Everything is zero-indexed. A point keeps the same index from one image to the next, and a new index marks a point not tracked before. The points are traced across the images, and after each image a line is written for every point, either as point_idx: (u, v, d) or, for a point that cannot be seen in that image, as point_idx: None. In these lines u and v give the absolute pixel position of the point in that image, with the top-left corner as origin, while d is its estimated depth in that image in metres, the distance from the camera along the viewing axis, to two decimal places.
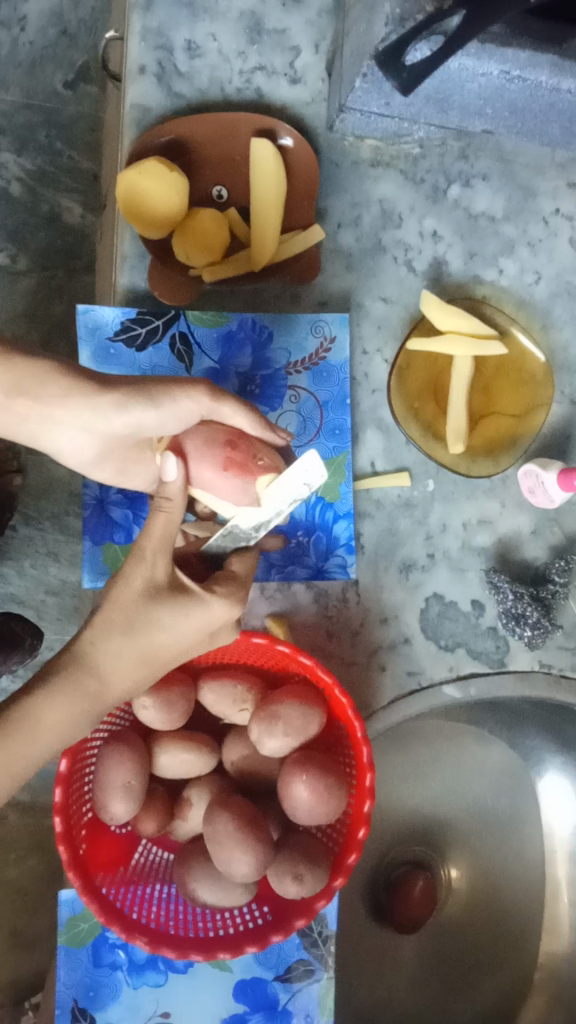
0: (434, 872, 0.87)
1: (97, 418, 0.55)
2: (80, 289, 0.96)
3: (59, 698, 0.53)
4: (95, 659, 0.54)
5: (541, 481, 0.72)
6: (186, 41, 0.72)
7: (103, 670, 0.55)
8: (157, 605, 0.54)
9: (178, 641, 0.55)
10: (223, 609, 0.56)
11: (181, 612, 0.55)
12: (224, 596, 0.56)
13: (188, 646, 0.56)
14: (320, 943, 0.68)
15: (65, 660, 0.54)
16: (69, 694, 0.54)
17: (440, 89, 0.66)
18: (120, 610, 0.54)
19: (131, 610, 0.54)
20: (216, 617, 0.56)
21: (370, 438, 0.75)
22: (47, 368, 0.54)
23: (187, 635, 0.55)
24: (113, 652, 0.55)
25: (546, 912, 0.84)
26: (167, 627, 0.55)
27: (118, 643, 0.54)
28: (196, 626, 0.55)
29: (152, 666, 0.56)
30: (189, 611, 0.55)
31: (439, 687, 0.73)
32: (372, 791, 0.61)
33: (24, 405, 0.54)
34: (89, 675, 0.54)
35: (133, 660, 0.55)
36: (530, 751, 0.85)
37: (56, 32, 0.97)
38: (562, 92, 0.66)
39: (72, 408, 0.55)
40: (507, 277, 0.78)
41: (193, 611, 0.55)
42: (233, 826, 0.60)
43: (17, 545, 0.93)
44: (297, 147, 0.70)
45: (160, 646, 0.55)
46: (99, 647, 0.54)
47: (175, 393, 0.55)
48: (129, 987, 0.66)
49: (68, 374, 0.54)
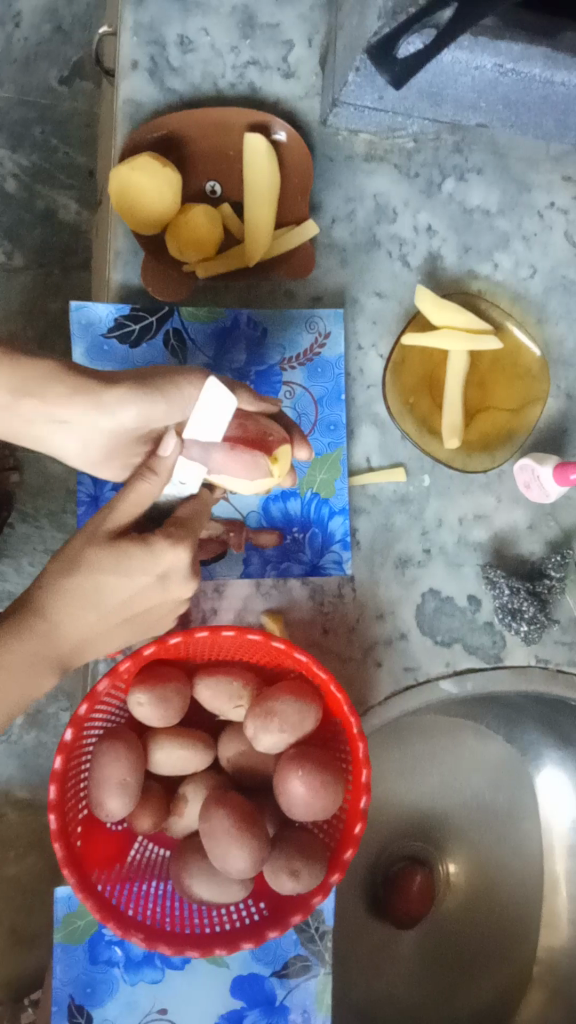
0: (432, 869, 0.86)
1: (102, 417, 0.56)
2: (75, 286, 0.96)
3: (12, 640, 0.54)
4: (45, 603, 0.55)
5: (537, 475, 0.72)
6: (178, 36, 0.71)
7: (54, 614, 0.55)
8: (106, 557, 0.54)
9: (127, 587, 0.55)
10: (168, 555, 0.55)
11: (122, 558, 0.54)
12: (168, 539, 0.55)
13: (138, 593, 0.56)
14: (317, 938, 0.68)
15: (17, 608, 0.55)
16: (22, 638, 0.54)
17: (433, 83, 0.66)
18: (68, 558, 0.55)
19: (76, 556, 0.55)
20: (160, 560, 0.55)
21: (365, 434, 0.74)
22: (51, 370, 0.54)
23: (135, 576, 0.55)
24: (64, 599, 0.55)
25: (545, 907, 0.85)
26: (113, 572, 0.54)
27: (66, 587, 0.55)
28: (143, 573, 0.55)
29: (103, 612, 0.57)
30: (132, 558, 0.54)
31: (436, 683, 0.73)
32: (368, 787, 0.61)
33: (30, 406, 0.55)
34: (40, 618, 0.55)
35: (83, 602, 0.55)
36: (528, 745, 0.85)
37: (50, 29, 0.97)
38: (556, 86, 0.65)
39: (76, 410, 0.55)
40: (502, 271, 0.78)
41: (135, 556, 0.54)
42: (229, 821, 0.60)
43: (15, 543, 0.93)
44: (291, 142, 0.69)
45: (108, 589, 0.55)
46: (49, 594, 0.55)
47: (179, 384, 0.56)
48: (126, 984, 0.66)
49: (70, 376, 0.55)
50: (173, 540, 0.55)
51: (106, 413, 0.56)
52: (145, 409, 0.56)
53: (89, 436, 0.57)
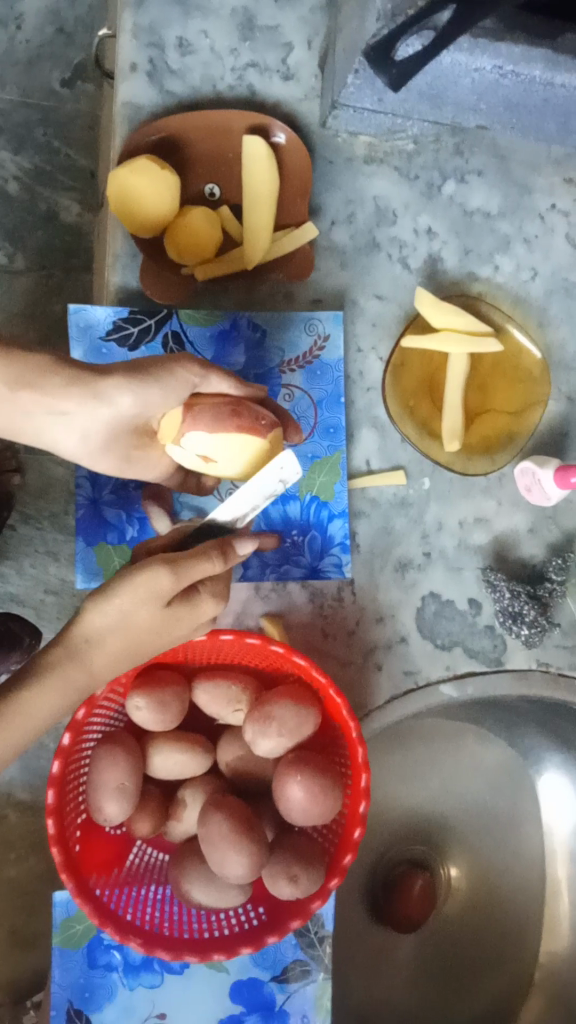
0: (433, 871, 0.86)
1: (96, 408, 0.55)
2: (77, 288, 0.96)
3: (50, 688, 0.55)
4: (85, 649, 0.56)
5: (538, 479, 0.71)
6: (177, 38, 0.71)
7: (91, 659, 0.56)
8: (153, 615, 0.55)
9: (164, 639, 0.57)
10: (210, 609, 0.58)
11: (173, 617, 0.56)
12: (211, 595, 0.58)
13: (172, 641, 0.58)
14: (317, 944, 0.68)
15: (59, 655, 0.55)
16: (59, 685, 0.55)
17: (432, 85, 0.65)
18: (115, 614, 0.55)
19: (124, 614, 0.55)
20: (201, 616, 0.58)
21: (365, 437, 0.74)
22: (47, 361, 0.53)
23: (178, 631, 0.57)
24: (103, 648, 0.56)
25: (546, 911, 0.84)
26: (160, 628, 0.56)
27: (107, 635, 0.56)
28: (185, 625, 0.58)
29: (137, 659, 0.58)
30: (180, 616, 0.57)
31: (436, 687, 0.73)
32: (368, 791, 0.61)
33: (28, 399, 0.53)
34: (79, 664, 0.55)
35: (121, 649, 0.56)
36: (529, 749, 0.85)
37: (53, 31, 0.97)
38: (556, 88, 0.65)
39: (70, 400, 0.54)
40: (503, 274, 0.77)
41: (183, 616, 0.57)
42: (227, 825, 0.60)
43: (17, 545, 0.92)
44: (290, 144, 0.69)
45: (148, 643, 0.57)
46: (89, 640, 0.56)
47: (172, 370, 0.56)
48: (124, 989, 0.66)
49: (66, 366, 0.54)
50: (214, 595, 0.59)
51: (101, 405, 0.55)
52: (142, 395, 0.55)
53: (80, 435, 0.57)
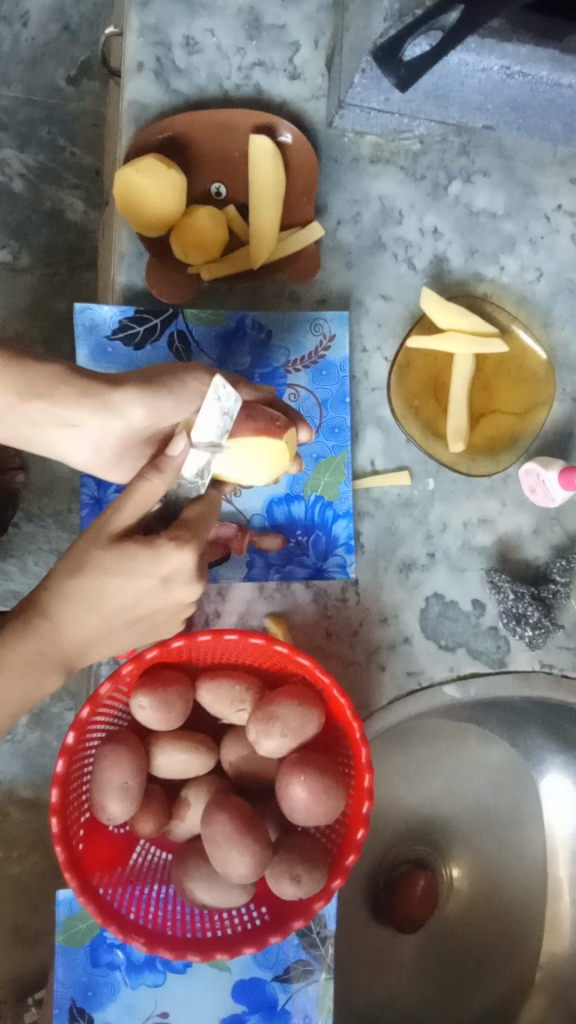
0: (435, 870, 0.86)
1: (105, 418, 0.56)
2: (81, 286, 0.96)
3: (15, 644, 0.55)
4: (48, 605, 0.55)
5: (542, 479, 0.71)
6: (183, 37, 0.71)
7: (56, 616, 0.56)
8: (110, 558, 0.54)
9: (130, 589, 0.55)
10: (174, 559, 0.55)
11: (129, 562, 0.54)
12: (174, 542, 0.55)
13: (142, 595, 0.57)
14: (319, 944, 0.68)
15: (22, 610, 0.56)
16: (22, 640, 0.55)
17: (439, 85, 0.65)
18: (74, 560, 0.55)
19: (82, 558, 0.55)
20: (165, 567, 0.55)
21: (370, 437, 0.74)
22: (57, 372, 0.55)
23: (139, 582, 0.55)
24: (66, 600, 0.55)
25: (547, 911, 0.84)
26: (118, 574, 0.54)
27: (70, 590, 0.55)
28: (148, 576, 0.55)
29: (107, 615, 0.57)
30: (139, 562, 0.54)
31: (439, 687, 0.73)
32: (371, 792, 0.61)
33: (38, 408, 0.55)
34: (42, 620, 0.55)
35: (86, 606, 0.56)
36: (531, 749, 0.85)
37: (57, 29, 0.97)
38: (563, 88, 0.65)
39: (79, 412, 0.55)
40: (508, 274, 0.77)
41: (140, 560, 0.54)
42: (230, 826, 0.60)
43: (20, 543, 0.92)
44: (296, 144, 0.69)
45: (113, 593, 0.55)
46: (53, 596, 0.55)
47: (184, 379, 0.56)
48: (127, 988, 0.66)
49: (75, 376, 0.55)
50: (179, 544, 0.55)
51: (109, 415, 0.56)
52: (153, 408, 0.56)
53: (94, 443, 0.58)
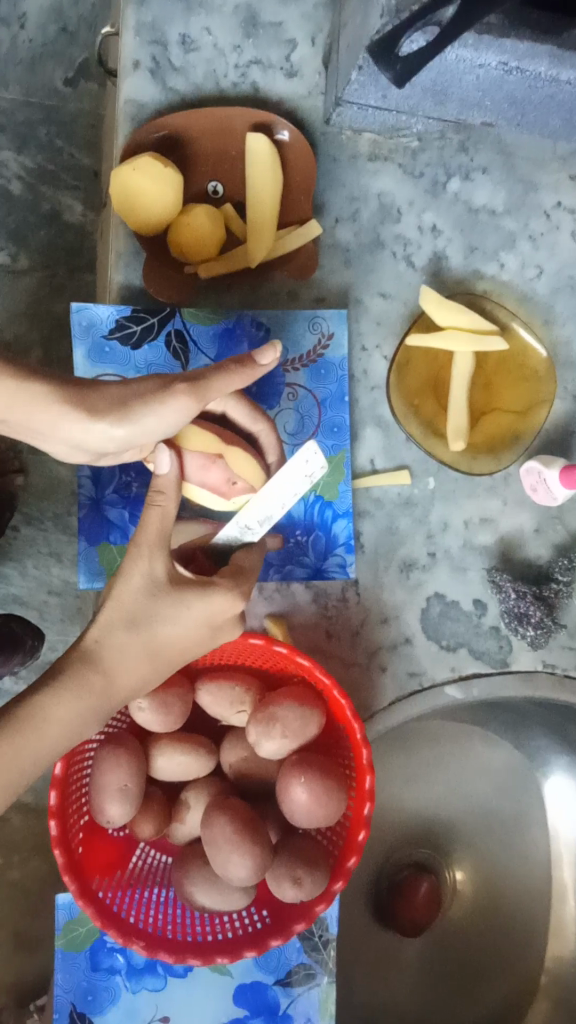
0: (438, 875, 0.86)
1: (85, 431, 0.53)
2: (80, 287, 0.96)
3: (66, 694, 0.53)
4: (101, 654, 0.54)
5: (543, 478, 0.71)
6: (180, 35, 0.71)
7: (109, 664, 0.55)
8: (159, 601, 0.55)
9: (180, 636, 0.56)
10: (227, 605, 0.57)
11: (184, 606, 0.55)
12: (227, 589, 0.57)
13: (192, 644, 0.57)
14: (321, 948, 0.67)
15: (71, 660, 0.54)
16: (75, 690, 0.53)
17: (437, 81, 0.65)
18: (123, 603, 0.55)
19: (134, 603, 0.55)
20: (219, 612, 0.56)
21: (369, 436, 0.74)
22: (38, 392, 0.52)
23: (193, 630, 0.56)
24: (118, 648, 0.55)
25: (552, 916, 0.83)
26: (171, 621, 0.55)
27: (123, 638, 0.55)
28: (200, 621, 0.56)
29: (156, 664, 0.56)
30: (192, 606, 0.56)
31: (440, 688, 0.72)
32: (372, 794, 0.60)
33: (23, 415, 0.53)
34: (96, 669, 0.54)
35: (138, 653, 0.55)
36: (535, 751, 0.84)
37: (55, 30, 0.96)
38: (562, 84, 0.65)
39: (60, 424, 0.53)
40: (508, 272, 0.77)
41: (195, 606, 0.56)
42: (231, 828, 0.59)
43: (20, 545, 0.92)
44: (294, 142, 0.69)
45: (165, 640, 0.56)
46: (105, 644, 0.55)
47: (167, 398, 0.53)
48: (127, 991, 0.65)
49: (55, 394, 0.52)
50: (230, 590, 0.57)
51: (88, 426, 0.53)
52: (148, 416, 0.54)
53: (69, 443, 0.56)
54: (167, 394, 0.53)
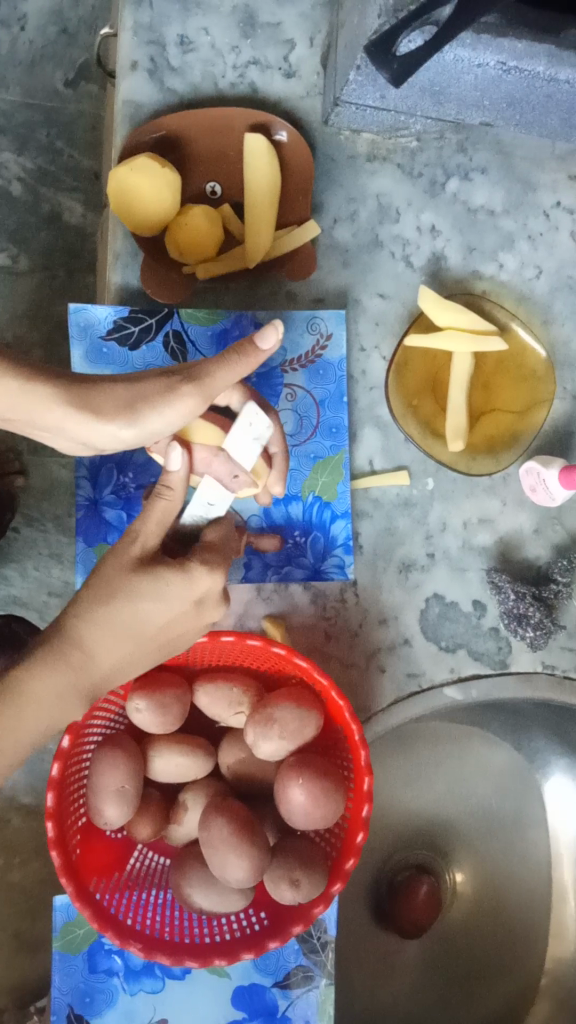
0: (438, 877, 0.86)
1: (91, 430, 0.54)
2: (80, 289, 0.96)
3: (44, 672, 0.54)
4: (80, 632, 0.55)
5: (542, 479, 0.71)
6: (178, 36, 0.71)
7: (88, 642, 0.55)
8: (138, 579, 0.56)
9: (162, 612, 0.57)
10: (206, 581, 0.57)
11: (162, 583, 0.56)
12: (205, 564, 0.58)
13: (175, 620, 0.57)
14: (320, 949, 0.67)
15: (50, 641, 0.55)
16: (54, 667, 0.54)
17: (435, 81, 0.65)
18: (101, 586, 0.56)
19: (113, 584, 0.56)
20: (198, 588, 0.57)
21: (368, 437, 0.74)
22: (40, 393, 0.52)
23: (173, 606, 0.57)
24: (97, 626, 0.55)
25: (552, 917, 0.83)
26: (150, 598, 0.56)
27: (101, 616, 0.55)
28: (179, 597, 0.57)
29: (138, 642, 0.57)
30: (170, 582, 0.56)
31: (439, 689, 0.72)
32: (370, 796, 0.60)
33: (27, 413, 0.53)
34: (74, 647, 0.55)
35: (118, 631, 0.56)
36: (535, 753, 0.84)
37: (55, 31, 0.97)
38: (560, 84, 0.64)
39: (65, 424, 0.53)
40: (507, 272, 0.77)
41: (173, 582, 0.57)
42: (228, 830, 0.59)
43: (19, 547, 0.92)
44: (291, 143, 0.68)
45: (147, 616, 0.56)
46: (84, 622, 0.55)
47: (175, 395, 0.53)
48: (125, 994, 0.65)
49: (59, 396, 0.52)
50: (210, 566, 0.58)
51: (95, 426, 0.53)
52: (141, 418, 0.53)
53: (71, 441, 0.56)
54: (174, 396, 0.53)
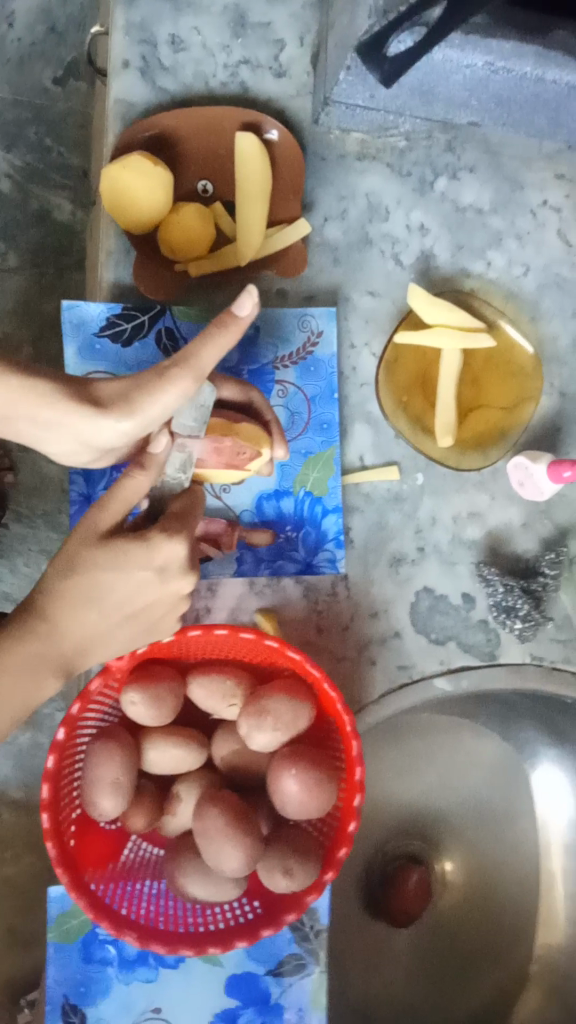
0: (429, 866, 0.87)
1: (92, 427, 0.54)
2: (69, 287, 0.96)
3: (12, 644, 0.56)
4: (46, 605, 0.57)
5: (531, 473, 0.72)
6: (169, 35, 0.71)
7: (54, 614, 0.57)
8: (97, 551, 0.56)
9: (126, 585, 0.57)
10: (166, 548, 0.57)
11: (120, 553, 0.56)
12: (164, 533, 0.57)
13: (138, 590, 0.58)
14: (313, 937, 0.68)
15: (17, 618, 0.57)
16: (21, 640, 0.56)
17: (424, 81, 0.65)
18: (64, 560, 0.57)
19: (73, 558, 0.56)
20: (158, 556, 0.57)
21: (358, 433, 0.74)
22: (41, 388, 0.53)
23: (135, 576, 0.57)
24: (62, 599, 0.57)
25: (542, 902, 0.84)
26: (112, 568, 0.56)
27: (65, 590, 0.56)
28: (141, 567, 0.57)
29: (103, 613, 0.58)
30: (130, 553, 0.56)
31: (430, 681, 0.73)
32: (362, 785, 0.61)
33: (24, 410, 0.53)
34: (41, 621, 0.57)
35: (83, 603, 0.57)
36: (524, 744, 0.85)
37: (44, 30, 0.97)
38: (547, 84, 0.65)
39: (64, 419, 0.54)
40: (495, 270, 0.78)
41: (132, 552, 0.56)
42: (223, 820, 0.60)
43: (10, 544, 0.92)
44: (283, 141, 0.70)
45: (109, 587, 0.57)
46: (50, 595, 0.57)
47: (167, 384, 0.52)
48: (120, 984, 0.66)
49: (57, 394, 0.53)
50: (170, 534, 0.57)
51: (96, 423, 0.54)
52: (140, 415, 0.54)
53: (77, 442, 0.56)
54: (163, 382, 0.52)
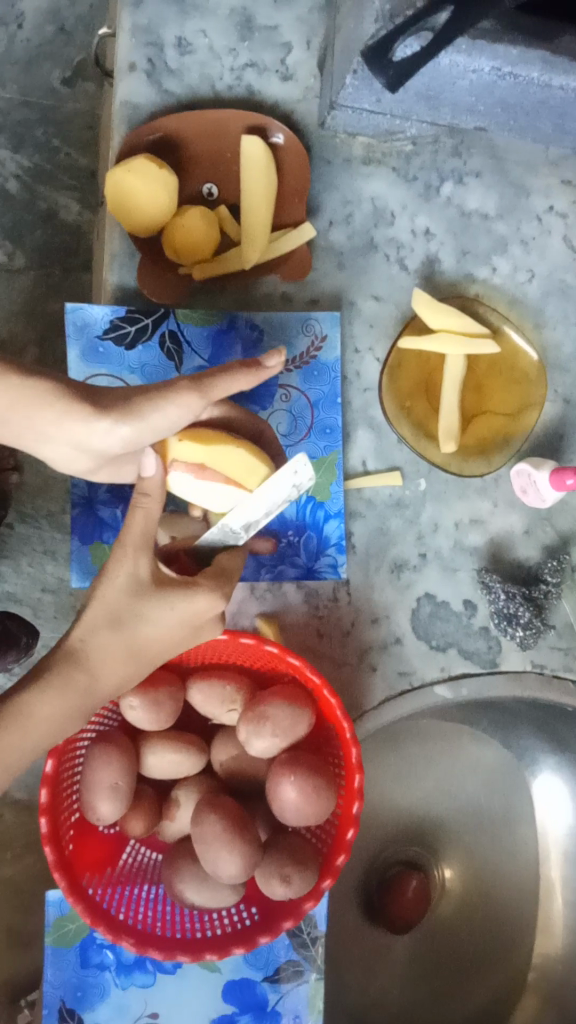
0: (428, 872, 0.86)
1: (89, 432, 0.53)
2: (76, 287, 0.96)
3: (54, 692, 0.53)
4: (88, 653, 0.55)
5: (533, 480, 0.71)
6: (175, 37, 0.71)
7: (94, 663, 0.55)
8: (145, 602, 0.56)
9: (163, 635, 0.57)
10: (208, 605, 0.58)
11: (166, 606, 0.56)
12: (207, 590, 0.58)
13: (173, 641, 0.58)
14: (310, 944, 0.68)
15: (58, 660, 0.54)
16: (62, 688, 0.53)
17: (430, 86, 0.65)
18: (109, 607, 0.55)
19: (120, 610, 0.55)
20: (200, 613, 0.57)
21: (361, 437, 0.74)
22: (42, 392, 0.52)
23: (175, 630, 0.57)
24: (104, 648, 0.55)
25: (540, 909, 0.84)
26: (153, 620, 0.56)
27: (107, 639, 0.55)
28: (181, 621, 0.57)
29: (138, 660, 0.57)
30: (176, 609, 0.56)
31: (430, 687, 0.73)
32: (361, 792, 0.61)
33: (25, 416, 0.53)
34: (81, 668, 0.54)
35: (122, 653, 0.56)
36: (524, 751, 0.85)
37: (53, 30, 0.97)
38: (554, 90, 0.65)
39: (65, 424, 0.54)
40: (500, 275, 0.77)
41: (177, 603, 0.56)
42: (220, 827, 0.60)
43: (14, 544, 0.92)
44: (288, 145, 0.69)
45: (146, 641, 0.56)
46: (91, 641, 0.55)
47: (167, 400, 0.53)
48: (117, 988, 0.66)
49: (60, 398, 0.52)
50: (212, 591, 0.58)
51: (92, 425, 0.53)
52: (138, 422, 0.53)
53: (73, 446, 0.56)
54: (168, 395, 0.53)
